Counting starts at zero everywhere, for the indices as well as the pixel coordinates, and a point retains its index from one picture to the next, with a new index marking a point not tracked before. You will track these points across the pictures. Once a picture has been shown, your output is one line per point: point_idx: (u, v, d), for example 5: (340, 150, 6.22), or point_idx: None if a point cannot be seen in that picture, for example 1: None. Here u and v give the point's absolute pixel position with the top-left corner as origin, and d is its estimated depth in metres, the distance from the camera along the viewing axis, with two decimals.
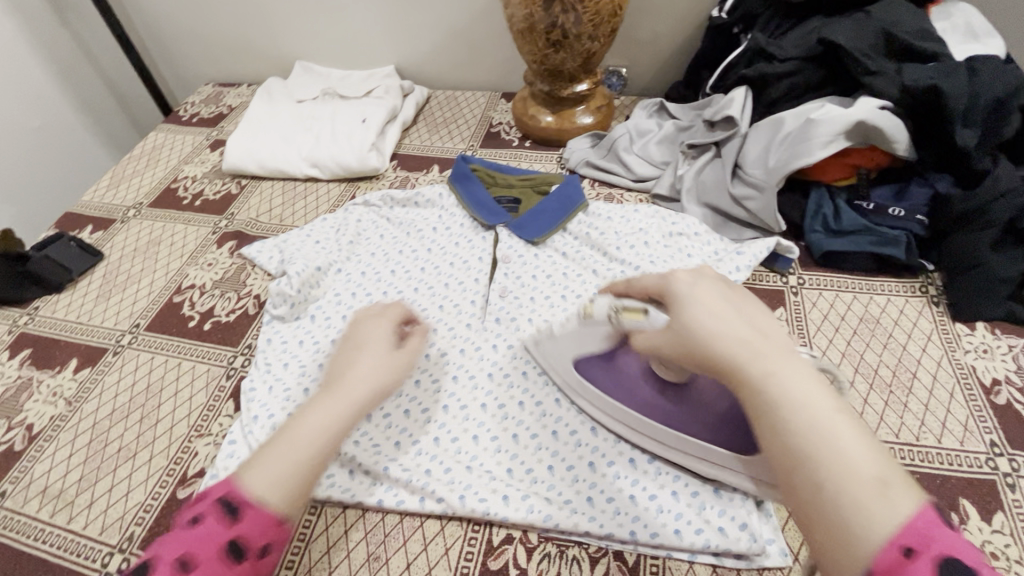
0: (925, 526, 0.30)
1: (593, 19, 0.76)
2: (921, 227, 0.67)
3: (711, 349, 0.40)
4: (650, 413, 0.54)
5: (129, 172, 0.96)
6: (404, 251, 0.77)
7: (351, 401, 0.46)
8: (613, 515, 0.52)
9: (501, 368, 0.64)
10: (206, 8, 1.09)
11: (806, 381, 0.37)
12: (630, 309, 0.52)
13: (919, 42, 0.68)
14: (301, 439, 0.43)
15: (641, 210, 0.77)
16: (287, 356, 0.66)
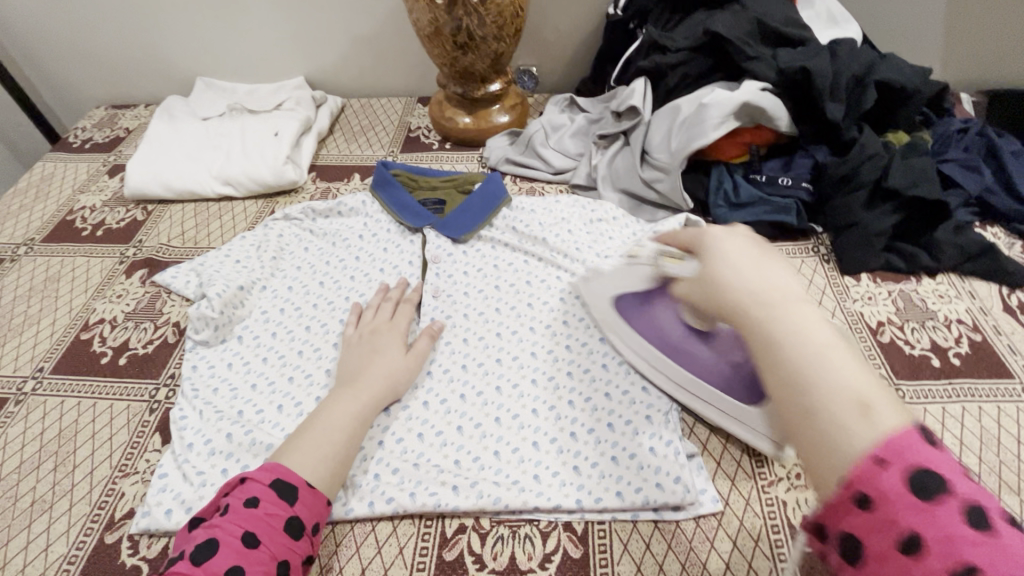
0: (907, 446, 0.27)
1: (497, 20, 0.79)
2: (807, 193, 0.75)
3: (734, 298, 0.37)
4: (673, 356, 0.58)
5: (15, 207, 0.88)
6: (331, 262, 0.76)
7: (371, 394, 0.57)
8: (560, 487, 0.55)
9: (440, 364, 0.64)
10: (89, 27, 1.02)
11: (812, 321, 0.34)
12: (673, 256, 0.53)
13: (786, 29, 0.76)
14: (344, 423, 0.54)
15: (562, 200, 0.81)
16: (216, 381, 0.63)
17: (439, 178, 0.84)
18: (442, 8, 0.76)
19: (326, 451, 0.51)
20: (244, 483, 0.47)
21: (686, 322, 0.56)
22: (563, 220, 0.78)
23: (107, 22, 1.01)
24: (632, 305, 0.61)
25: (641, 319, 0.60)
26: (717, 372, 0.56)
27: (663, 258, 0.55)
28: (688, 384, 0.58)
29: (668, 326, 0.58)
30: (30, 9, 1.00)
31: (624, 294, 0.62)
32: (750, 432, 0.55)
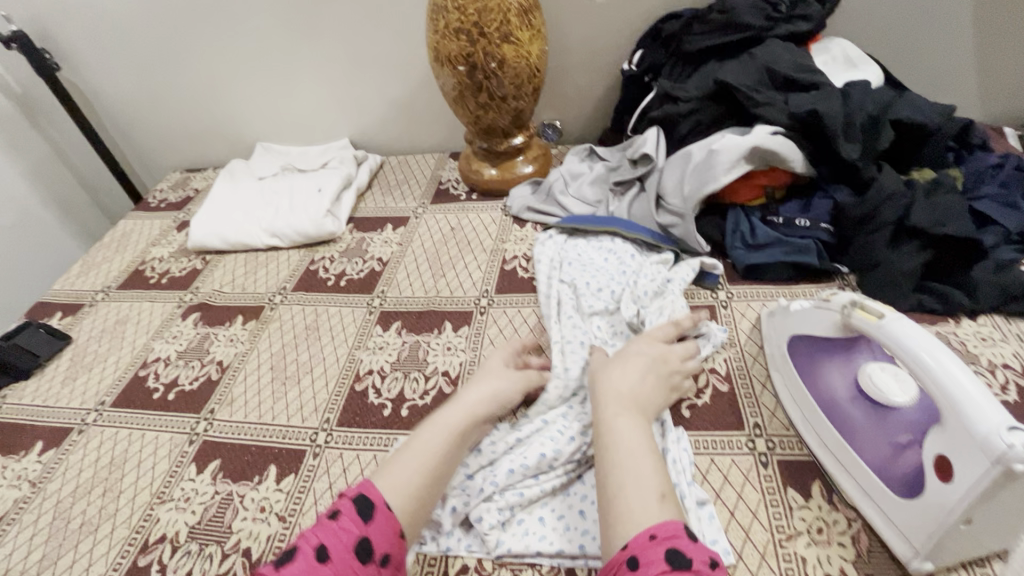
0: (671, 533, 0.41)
1: (515, 81, 0.84)
2: (828, 234, 0.73)
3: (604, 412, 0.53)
4: (838, 416, 0.55)
5: (98, 259, 1.01)
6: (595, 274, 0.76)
7: (467, 411, 0.58)
8: (563, 532, 0.54)
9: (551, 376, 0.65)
10: (171, 103, 1.17)
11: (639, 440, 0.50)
12: (867, 309, 0.52)
13: (798, 74, 0.77)
14: (446, 438, 0.55)
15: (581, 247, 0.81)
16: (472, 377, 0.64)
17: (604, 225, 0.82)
18: (465, 73, 0.83)
19: (413, 474, 0.51)
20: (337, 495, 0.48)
21: (865, 387, 0.53)
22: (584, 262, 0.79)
23: (185, 99, 1.16)
24: (808, 353, 0.60)
25: (809, 368, 0.59)
26: (874, 447, 0.51)
27: (855, 308, 0.53)
28: (836, 446, 0.54)
29: (841, 383, 0.55)
30: (124, 91, 1.17)
31: (802, 337, 0.60)
32: (894, 538, 0.48)
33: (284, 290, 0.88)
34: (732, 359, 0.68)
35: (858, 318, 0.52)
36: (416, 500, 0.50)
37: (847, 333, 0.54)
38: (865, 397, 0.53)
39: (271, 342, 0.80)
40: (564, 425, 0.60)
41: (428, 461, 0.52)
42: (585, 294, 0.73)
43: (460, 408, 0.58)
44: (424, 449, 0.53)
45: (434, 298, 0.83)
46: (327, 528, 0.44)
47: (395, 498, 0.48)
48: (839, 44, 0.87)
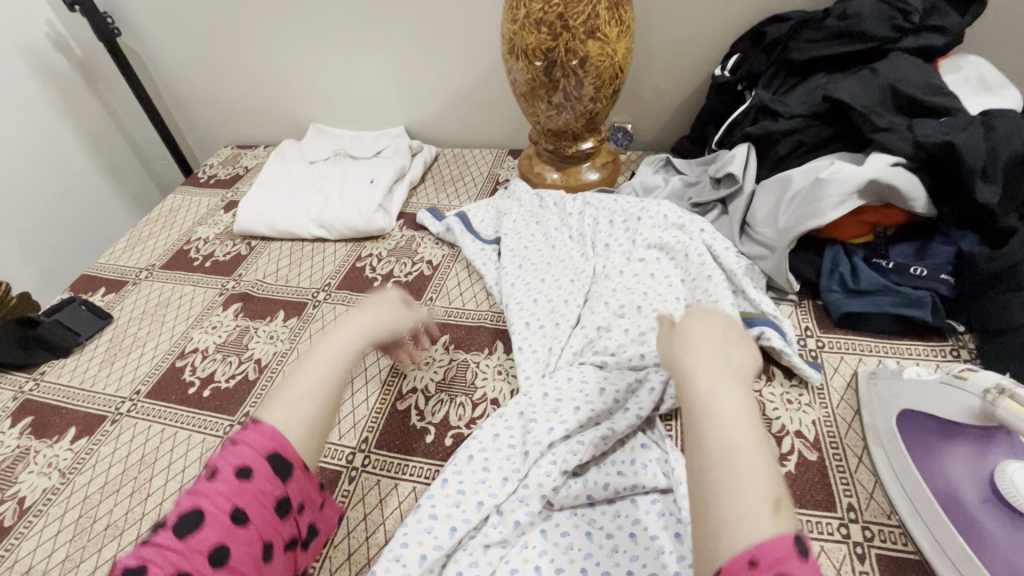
0: (780, 554, 0.31)
1: (595, 82, 0.76)
2: (947, 287, 0.64)
3: (691, 370, 0.43)
4: (959, 517, 0.47)
5: (145, 234, 0.99)
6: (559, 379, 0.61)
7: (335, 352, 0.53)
8: (611, 552, 0.51)
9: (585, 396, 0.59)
10: (225, 75, 1.14)
11: (737, 420, 0.38)
12: (1020, 401, 0.43)
13: (929, 96, 0.66)
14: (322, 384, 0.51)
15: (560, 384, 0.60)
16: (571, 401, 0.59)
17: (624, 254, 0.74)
18: (541, 69, 0.75)
19: (304, 408, 0.48)
20: (234, 446, 0.45)
21: (998, 489, 0.45)
22: (576, 231, 0.81)
23: (241, 73, 1.12)
24: (921, 431, 0.52)
25: (921, 451, 0.51)
26: (1009, 566, 0.43)
27: (1002, 397, 0.44)
28: (954, 551, 0.46)
29: (967, 479, 0.48)
30: (180, 60, 1.13)
31: (912, 411, 0.52)
32: None
33: (328, 287, 0.84)
34: (822, 423, 0.60)
35: (1007, 412, 0.43)
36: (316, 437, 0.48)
37: (984, 422, 0.46)
38: (997, 502, 0.45)
39: (312, 344, 0.75)
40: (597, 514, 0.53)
41: (318, 387, 0.50)
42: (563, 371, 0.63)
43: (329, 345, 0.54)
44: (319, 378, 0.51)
45: (485, 315, 0.76)
46: (241, 491, 0.42)
47: (309, 452, 0.47)
48: (973, 63, 0.75)
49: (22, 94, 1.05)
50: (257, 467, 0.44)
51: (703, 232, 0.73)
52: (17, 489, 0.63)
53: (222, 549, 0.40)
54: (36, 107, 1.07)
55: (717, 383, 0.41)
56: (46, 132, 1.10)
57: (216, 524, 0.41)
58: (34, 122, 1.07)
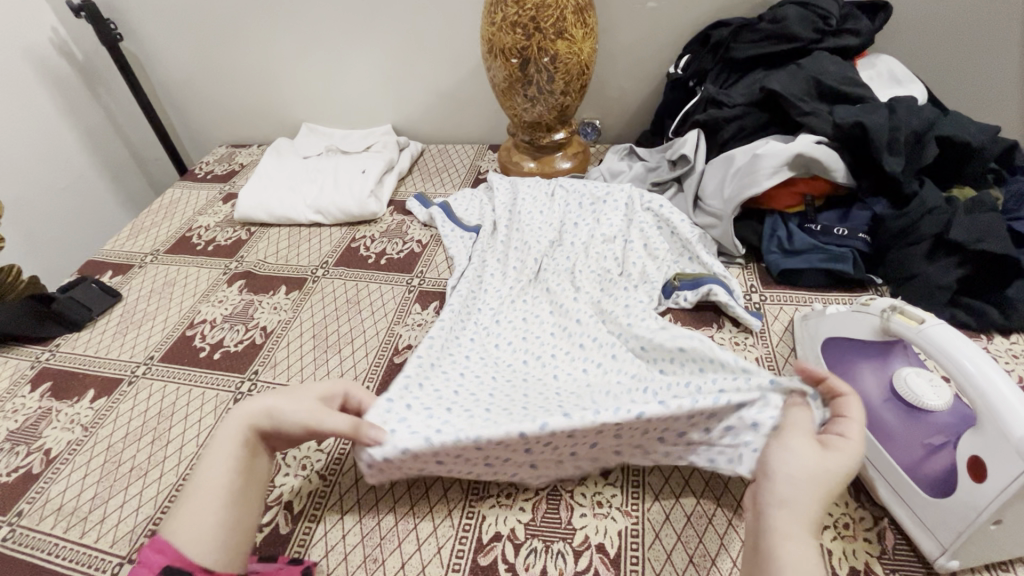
0: None
1: (564, 77, 0.87)
2: (865, 244, 0.75)
3: (780, 484, 0.46)
4: (866, 416, 0.57)
5: (148, 223, 1.05)
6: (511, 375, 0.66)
7: (234, 444, 0.52)
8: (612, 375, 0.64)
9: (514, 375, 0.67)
10: (222, 79, 1.21)
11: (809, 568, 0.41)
12: (907, 314, 0.54)
13: (844, 86, 0.78)
14: (219, 498, 0.49)
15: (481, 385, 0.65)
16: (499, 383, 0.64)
17: (587, 236, 0.84)
18: (517, 66, 0.85)
19: (211, 516, 0.48)
20: (142, 564, 0.46)
21: (897, 390, 0.55)
22: (549, 212, 0.91)
23: (236, 77, 1.20)
24: (839, 352, 0.62)
25: (839, 367, 0.61)
26: (906, 450, 0.53)
27: (895, 313, 0.55)
28: (864, 442, 0.56)
29: (874, 386, 0.58)
30: (178, 65, 1.20)
31: (833, 337, 0.63)
32: (925, 539, 0.50)
33: (326, 264, 0.91)
34: (764, 358, 0.70)
35: (898, 324, 0.54)
36: (235, 541, 0.49)
37: (882, 338, 0.57)
38: (896, 399, 0.55)
39: (313, 313, 0.82)
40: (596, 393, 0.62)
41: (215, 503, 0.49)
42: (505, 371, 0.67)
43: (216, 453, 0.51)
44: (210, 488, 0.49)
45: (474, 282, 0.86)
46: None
47: (210, 552, 0.46)
48: (884, 61, 0.88)
49: (27, 95, 1.10)
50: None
51: (662, 208, 0.84)
52: (42, 442, 0.68)
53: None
54: (40, 108, 1.13)
55: (792, 535, 0.43)
56: (48, 131, 1.15)
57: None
58: (37, 124, 1.13)
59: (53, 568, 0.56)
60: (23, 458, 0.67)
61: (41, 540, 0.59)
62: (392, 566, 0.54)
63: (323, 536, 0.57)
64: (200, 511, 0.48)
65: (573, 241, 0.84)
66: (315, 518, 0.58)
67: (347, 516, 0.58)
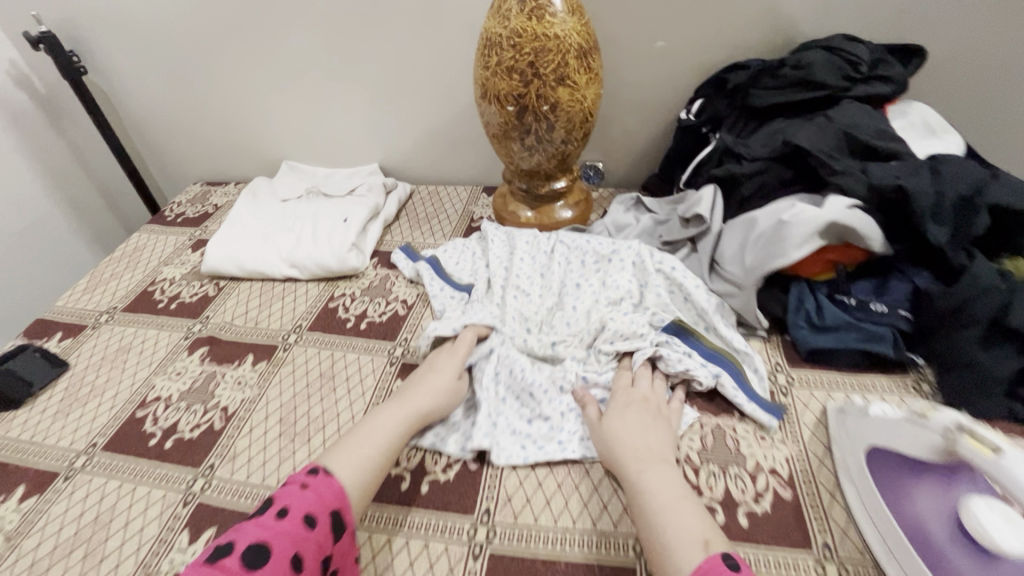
0: (707, 568, 0.44)
1: (566, 125, 0.78)
2: (906, 322, 0.66)
3: (619, 451, 0.58)
4: (930, 555, 0.48)
5: (107, 275, 0.95)
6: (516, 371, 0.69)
7: (413, 410, 0.64)
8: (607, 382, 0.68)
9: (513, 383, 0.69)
10: (196, 113, 1.12)
11: (667, 482, 0.53)
12: (978, 438, 0.45)
13: (879, 142, 0.70)
14: (370, 448, 0.59)
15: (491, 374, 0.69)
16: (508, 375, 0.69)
17: (588, 300, 0.76)
18: (514, 113, 0.77)
19: (370, 468, 0.57)
20: (307, 492, 0.53)
21: (964, 527, 0.46)
22: (546, 268, 0.82)
23: (210, 111, 1.11)
24: (891, 465, 0.53)
25: (892, 485, 0.52)
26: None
27: (961, 434, 0.46)
28: None
29: (936, 516, 0.48)
30: (149, 98, 1.12)
31: (882, 447, 0.54)
32: None
33: (300, 328, 0.82)
34: (795, 459, 0.61)
35: (967, 450, 0.45)
36: (370, 488, 0.56)
37: (946, 459, 0.48)
38: (964, 539, 0.46)
39: (281, 390, 0.73)
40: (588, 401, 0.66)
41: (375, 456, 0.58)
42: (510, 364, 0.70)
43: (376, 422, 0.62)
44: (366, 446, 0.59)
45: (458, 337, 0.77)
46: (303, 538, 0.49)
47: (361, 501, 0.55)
48: (917, 109, 0.80)
49: None
50: (322, 517, 0.51)
51: (674, 270, 0.75)
52: None
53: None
54: None
55: (645, 466, 0.55)
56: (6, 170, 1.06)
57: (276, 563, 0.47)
58: None
59: None
60: None
61: None
62: None
63: None
64: (358, 449, 0.58)
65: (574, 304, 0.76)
66: None
67: None
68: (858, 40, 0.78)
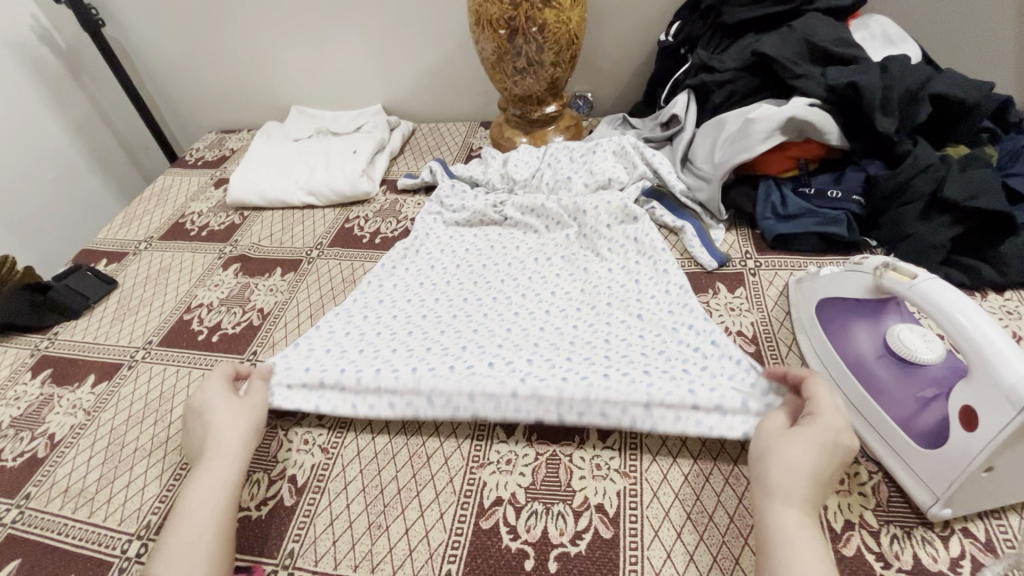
0: None
1: (554, 46, 0.85)
2: (859, 206, 0.74)
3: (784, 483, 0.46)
4: (862, 374, 0.57)
5: (140, 211, 1.04)
6: (506, 280, 0.78)
7: (229, 453, 0.55)
8: (589, 270, 0.76)
9: (503, 292, 0.76)
10: (206, 61, 1.19)
11: (810, 543, 0.43)
12: (900, 270, 0.53)
13: (837, 47, 0.77)
14: (202, 530, 0.49)
15: (478, 290, 0.77)
16: (494, 291, 0.76)
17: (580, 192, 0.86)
18: (505, 37, 0.84)
19: (198, 550, 0.47)
20: None
21: (890, 348, 0.56)
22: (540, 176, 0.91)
23: (221, 59, 1.18)
24: (835, 312, 0.62)
25: (835, 328, 0.62)
26: (899, 404, 0.54)
27: (887, 270, 0.55)
28: (858, 400, 0.57)
29: (869, 345, 0.58)
30: (162, 50, 1.19)
31: (829, 298, 0.63)
32: (917, 489, 0.50)
33: (321, 245, 0.91)
34: (759, 323, 0.70)
35: (891, 282, 0.54)
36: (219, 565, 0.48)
37: (877, 295, 0.57)
38: (890, 356, 0.56)
39: (310, 293, 0.83)
40: (585, 284, 0.75)
41: (208, 525, 0.49)
42: (491, 279, 0.79)
43: (204, 482, 0.52)
44: (194, 517, 0.49)
45: (447, 281, 0.79)
46: None
47: None
48: (878, 21, 0.87)
49: (11, 84, 1.09)
50: None
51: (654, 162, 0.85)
52: (45, 428, 0.69)
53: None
54: (24, 97, 1.12)
55: (797, 519, 0.44)
56: (34, 122, 1.14)
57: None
58: (24, 115, 1.12)
59: (65, 547, 0.57)
60: (28, 443, 0.67)
61: (50, 520, 0.60)
62: (396, 531, 0.55)
63: (328, 507, 0.57)
64: (185, 530, 0.48)
65: (560, 254, 0.80)
66: (319, 489, 0.59)
67: (350, 484, 0.59)
68: None
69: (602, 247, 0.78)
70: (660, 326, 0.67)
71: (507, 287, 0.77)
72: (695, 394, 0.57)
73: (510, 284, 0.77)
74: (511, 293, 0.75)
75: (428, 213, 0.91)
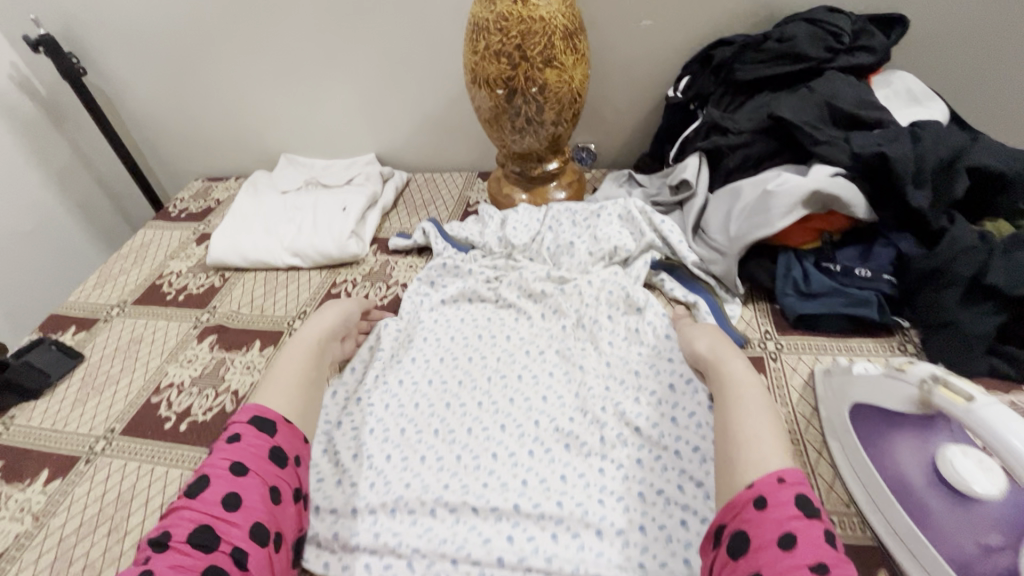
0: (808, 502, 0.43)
1: (555, 106, 0.80)
2: (890, 286, 0.68)
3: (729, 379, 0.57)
4: (909, 499, 0.50)
5: (117, 269, 0.98)
6: (492, 378, 0.71)
7: (329, 327, 0.71)
8: (584, 370, 0.69)
9: (490, 395, 0.69)
10: (194, 109, 1.14)
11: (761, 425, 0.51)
12: (952, 388, 0.46)
13: (861, 111, 0.72)
14: (292, 388, 0.62)
15: (460, 394, 0.69)
16: (479, 394, 0.69)
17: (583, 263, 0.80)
18: (503, 96, 0.79)
19: (290, 394, 0.62)
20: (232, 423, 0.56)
21: (941, 474, 0.48)
22: (540, 242, 0.84)
23: (208, 106, 1.13)
24: (874, 419, 0.55)
25: (874, 438, 0.55)
26: (955, 544, 0.46)
27: (936, 385, 0.48)
28: (904, 530, 0.50)
29: (915, 464, 0.51)
30: (148, 98, 1.14)
31: (864, 402, 0.56)
32: None
33: (304, 314, 0.84)
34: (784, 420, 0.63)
35: (942, 400, 0.47)
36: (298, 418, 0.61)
37: (923, 409, 0.50)
38: (940, 482, 0.48)
39: None
40: (579, 389, 0.68)
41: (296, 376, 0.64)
42: (476, 377, 0.71)
43: (303, 346, 0.67)
44: (288, 372, 0.64)
45: (428, 376, 0.72)
46: (248, 458, 0.53)
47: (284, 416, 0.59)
48: (901, 78, 0.81)
49: None
50: (245, 436, 0.54)
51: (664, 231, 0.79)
52: None
53: (209, 528, 0.48)
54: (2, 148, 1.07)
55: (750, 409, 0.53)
56: (11, 173, 1.09)
57: (220, 479, 0.51)
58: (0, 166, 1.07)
59: None
60: None
61: None
62: None
63: None
64: (281, 381, 0.63)
65: (555, 348, 0.73)
66: None
67: None
68: (840, 12, 0.79)
69: (600, 340, 0.71)
70: (661, 441, 0.60)
71: (494, 389, 0.69)
72: (690, 568, 0.51)
73: (498, 385, 0.70)
74: (498, 397, 0.68)
75: (414, 284, 0.85)
